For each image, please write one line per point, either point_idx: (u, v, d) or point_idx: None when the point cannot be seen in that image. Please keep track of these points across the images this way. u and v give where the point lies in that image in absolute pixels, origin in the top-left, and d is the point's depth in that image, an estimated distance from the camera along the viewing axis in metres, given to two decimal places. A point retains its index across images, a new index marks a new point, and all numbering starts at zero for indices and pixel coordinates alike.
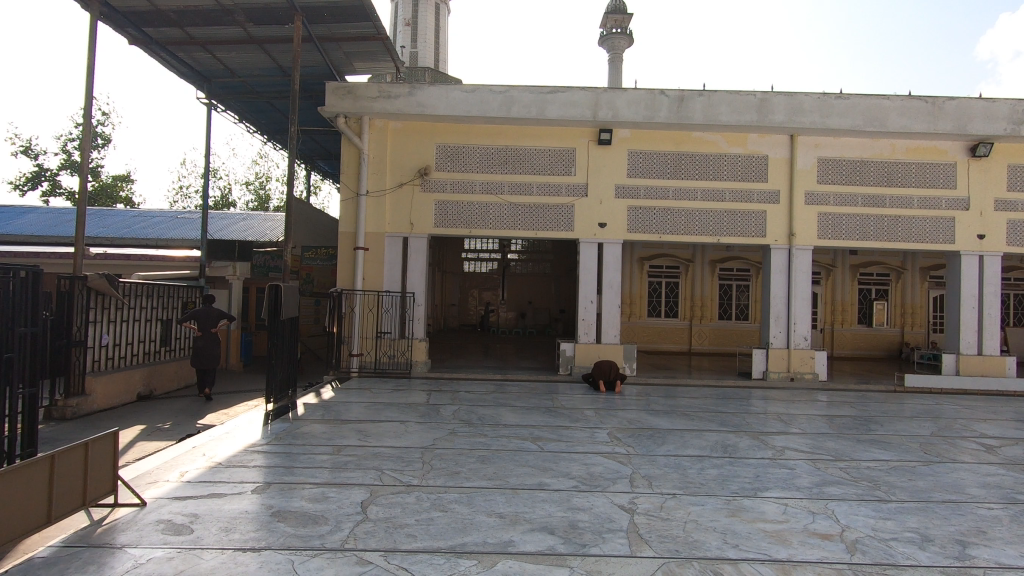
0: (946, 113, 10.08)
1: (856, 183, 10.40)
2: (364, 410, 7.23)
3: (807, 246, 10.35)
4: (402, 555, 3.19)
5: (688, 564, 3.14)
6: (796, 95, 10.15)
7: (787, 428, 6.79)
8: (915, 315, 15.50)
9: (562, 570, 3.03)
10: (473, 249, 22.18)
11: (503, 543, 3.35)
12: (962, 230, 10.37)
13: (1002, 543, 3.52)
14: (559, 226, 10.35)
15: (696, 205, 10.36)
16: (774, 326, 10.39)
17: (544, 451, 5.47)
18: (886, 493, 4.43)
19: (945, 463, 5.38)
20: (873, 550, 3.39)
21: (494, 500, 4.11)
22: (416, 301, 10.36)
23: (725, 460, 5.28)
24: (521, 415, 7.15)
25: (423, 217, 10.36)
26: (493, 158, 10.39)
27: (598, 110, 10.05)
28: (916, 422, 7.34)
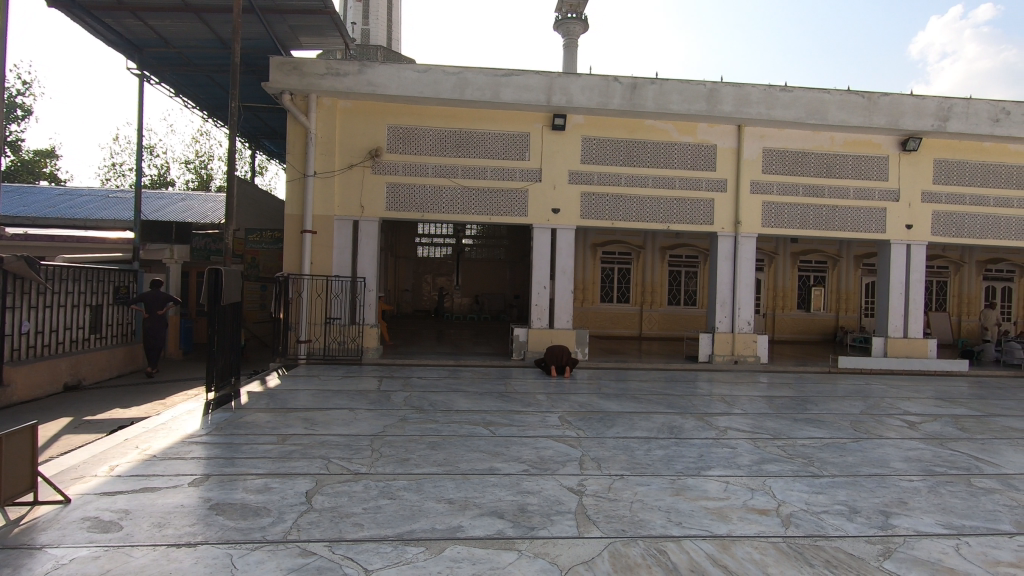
0: (881, 108, 10.62)
1: (798, 173, 10.81)
2: (311, 398, 7.04)
3: (752, 234, 10.71)
4: (347, 545, 3.12)
5: (633, 542, 3.22)
6: (744, 86, 10.40)
7: (730, 409, 7.06)
8: (849, 301, 16.38)
9: (510, 554, 3.04)
10: (427, 233, 21.89)
11: (452, 529, 3.33)
12: (893, 221, 10.97)
13: (920, 512, 3.77)
14: (513, 212, 10.32)
15: (648, 192, 10.53)
16: (719, 311, 10.75)
17: (495, 436, 5.47)
18: (818, 469, 4.68)
19: (872, 439, 5.72)
20: (806, 522, 3.56)
21: (444, 486, 4.09)
22: (367, 287, 10.12)
23: (671, 441, 5.44)
24: (474, 401, 7.13)
25: (374, 200, 10.09)
26: (446, 141, 10.20)
27: (552, 95, 10.02)
28: (848, 402, 7.77)
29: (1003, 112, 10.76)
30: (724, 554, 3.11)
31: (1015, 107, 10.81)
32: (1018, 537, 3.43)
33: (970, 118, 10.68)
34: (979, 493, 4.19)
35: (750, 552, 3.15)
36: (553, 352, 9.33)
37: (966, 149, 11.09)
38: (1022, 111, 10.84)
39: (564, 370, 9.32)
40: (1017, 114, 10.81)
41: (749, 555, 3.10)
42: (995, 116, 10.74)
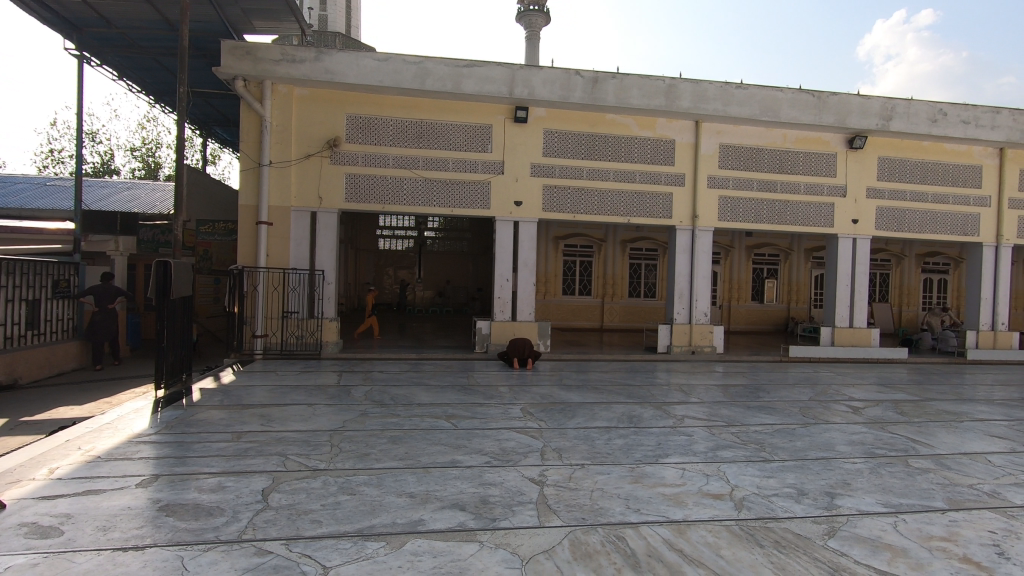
0: (829, 107, 11.05)
1: (753, 169, 11.13)
2: (268, 394, 6.86)
3: (708, 228, 10.99)
4: (305, 542, 3.06)
5: (593, 530, 3.27)
6: (701, 82, 10.65)
7: (687, 397, 7.26)
8: (800, 293, 17.04)
9: (471, 545, 3.05)
10: (388, 225, 21.57)
11: (413, 523, 3.31)
12: (840, 215, 11.45)
13: (863, 493, 3.97)
14: (475, 204, 10.27)
15: (609, 185, 10.65)
16: (677, 303, 11.01)
17: (457, 429, 5.46)
18: (769, 454, 4.87)
19: (819, 424, 5.98)
20: (757, 506, 3.70)
21: (405, 480, 4.06)
22: (325, 280, 9.90)
23: (631, 430, 5.55)
24: (436, 394, 7.09)
25: (332, 191, 9.86)
26: (407, 132, 10.04)
27: (514, 88, 10.04)
28: (797, 389, 8.11)
29: (940, 113, 11.37)
30: (680, 538, 3.20)
31: (952, 109, 11.43)
32: (950, 513, 3.66)
33: (911, 118, 11.25)
34: (916, 473, 4.45)
35: (704, 535, 3.25)
36: (514, 344, 9.40)
37: (908, 147, 11.65)
38: (958, 112, 11.47)
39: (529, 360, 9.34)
40: (953, 115, 11.44)
41: (703, 538, 3.20)
42: (933, 117, 11.34)
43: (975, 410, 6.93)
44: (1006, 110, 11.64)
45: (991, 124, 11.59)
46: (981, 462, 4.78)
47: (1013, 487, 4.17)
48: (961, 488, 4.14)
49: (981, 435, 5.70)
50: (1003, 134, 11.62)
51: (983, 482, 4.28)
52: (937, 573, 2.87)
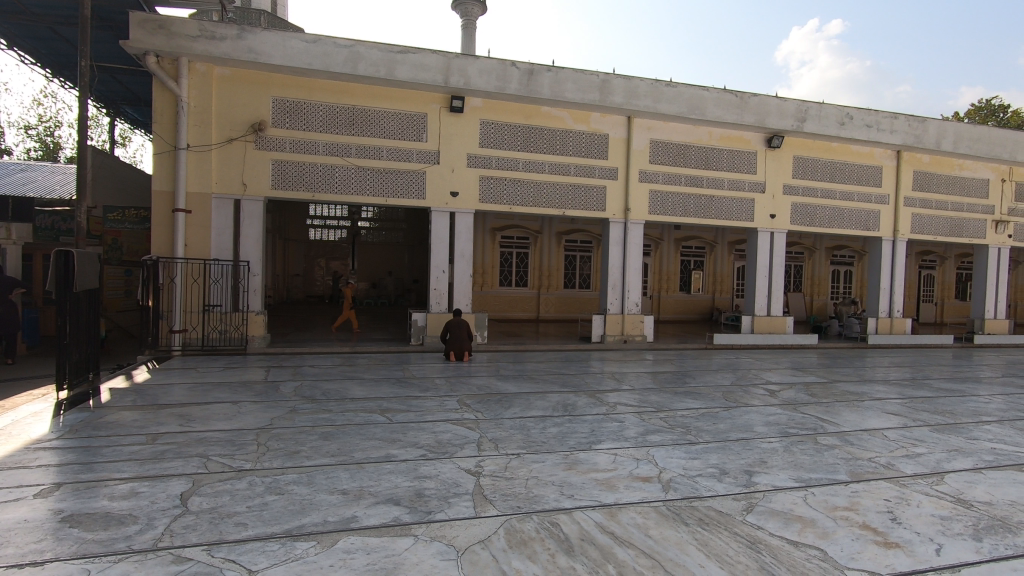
0: (751, 107, 11.67)
1: (681, 164, 11.58)
2: (188, 392, 6.47)
3: (639, 221, 11.35)
4: (229, 546, 2.92)
5: (528, 518, 3.33)
6: (633, 79, 10.93)
7: (619, 385, 7.50)
8: (723, 284, 17.97)
9: (406, 540, 3.01)
10: (319, 215, 20.81)
11: (345, 520, 3.23)
12: (760, 210, 12.14)
13: (777, 470, 4.26)
14: (410, 194, 10.07)
15: (545, 177, 10.76)
16: (610, 294, 11.33)
17: (392, 423, 5.38)
18: (694, 436, 5.12)
19: (740, 407, 6.35)
20: (683, 486, 3.89)
21: (337, 477, 3.95)
22: (251, 271, 9.41)
23: (565, 418, 5.67)
24: (370, 388, 6.94)
25: (258, 178, 9.37)
26: (338, 118, 9.67)
27: (449, 76, 9.92)
28: (720, 374, 8.57)
29: (847, 117, 12.29)
30: (611, 521, 3.31)
31: (857, 113, 12.37)
32: (852, 485, 3.99)
33: (821, 121, 12.10)
34: (824, 449, 4.82)
35: (634, 517, 3.37)
36: (457, 336, 9.10)
37: (819, 148, 12.51)
38: (863, 117, 12.43)
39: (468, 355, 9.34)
40: (858, 119, 12.39)
41: (633, 520, 3.32)
42: (841, 120, 12.24)
43: (874, 390, 7.59)
44: (903, 115, 12.71)
45: (890, 129, 12.64)
46: (879, 437, 5.25)
47: (905, 459, 4.60)
48: (862, 462, 4.52)
49: (879, 413, 6.26)
50: (900, 138, 12.71)
51: (880, 455, 4.69)
52: (841, 540, 3.13)
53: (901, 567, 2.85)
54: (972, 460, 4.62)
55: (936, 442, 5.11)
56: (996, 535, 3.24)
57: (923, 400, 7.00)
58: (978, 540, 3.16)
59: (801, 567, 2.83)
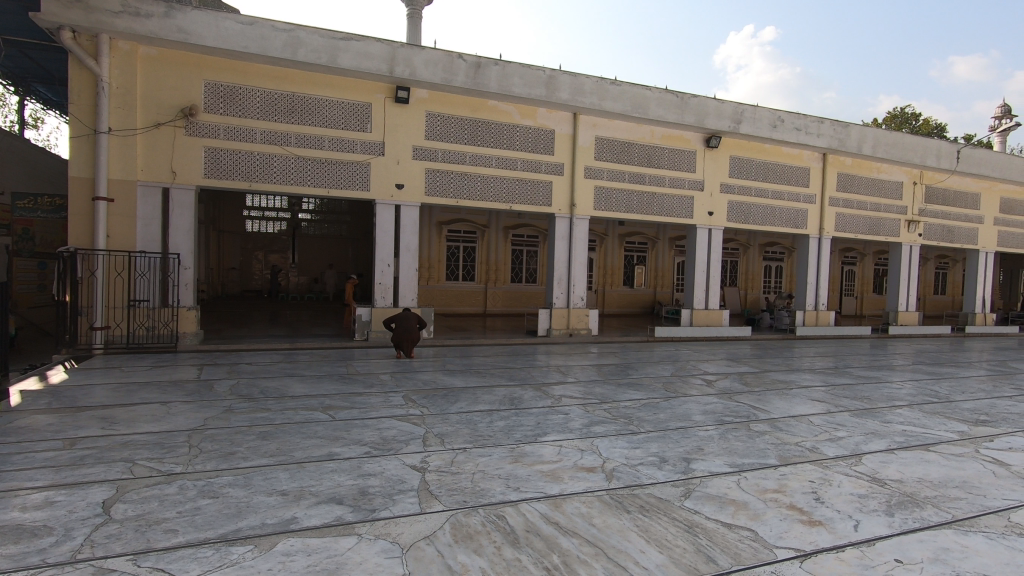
0: (690, 108, 12.07)
1: (625, 161, 11.85)
2: (111, 393, 6.07)
3: (585, 216, 11.54)
4: (157, 555, 2.76)
5: (474, 511, 3.33)
6: (579, 76, 11.06)
7: (565, 378, 7.63)
8: (664, 278, 18.58)
9: (349, 539, 2.95)
10: (256, 206, 19.93)
11: (284, 522, 3.13)
12: (699, 208, 12.61)
13: (713, 456, 4.46)
14: (353, 185, 9.81)
15: (492, 172, 10.75)
16: (556, 288, 11.47)
17: (334, 420, 5.24)
18: (636, 426, 5.28)
19: (679, 397, 6.60)
20: (625, 475, 4.00)
21: (276, 477, 3.81)
22: (181, 264, 8.91)
23: (511, 412, 5.71)
24: (312, 385, 6.74)
25: (188, 166, 8.87)
26: (276, 105, 9.28)
27: (394, 66, 9.70)
28: (661, 366, 8.87)
29: (779, 120, 12.94)
30: (557, 512, 3.36)
31: (788, 116, 13.04)
32: (781, 468, 4.23)
33: (755, 123, 12.70)
34: (755, 436, 5.08)
35: (578, 507, 3.44)
36: (403, 325, 8.82)
37: (753, 149, 13.12)
38: (793, 120, 13.11)
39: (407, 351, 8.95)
40: (789, 122, 13.06)
41: (577, 509, 3.39)
42: (773, 123, 12.87)
43: (801, 379, 8.06)
44: (829, 120, 13.49)
45: (817, 132, 13.40)
46: (805, 422, 5.58)
47: (827, 442, 4.92)
48: (790, 446, 4.79)
49: (805, 400, 6.66)
50: (826, 141, 13.51)
51: (806, 439, 4.99)
52: (770, 520, 3.31)
53: (823, 543, 3.05)
54: (886, 442, 4.99)
55: (855, 426, 5.50)
56: (906, 510, 3.51)
57: (844, 387, 7.50)
58: (890, 515, 3.42)
59: (734, 548, 2.96)
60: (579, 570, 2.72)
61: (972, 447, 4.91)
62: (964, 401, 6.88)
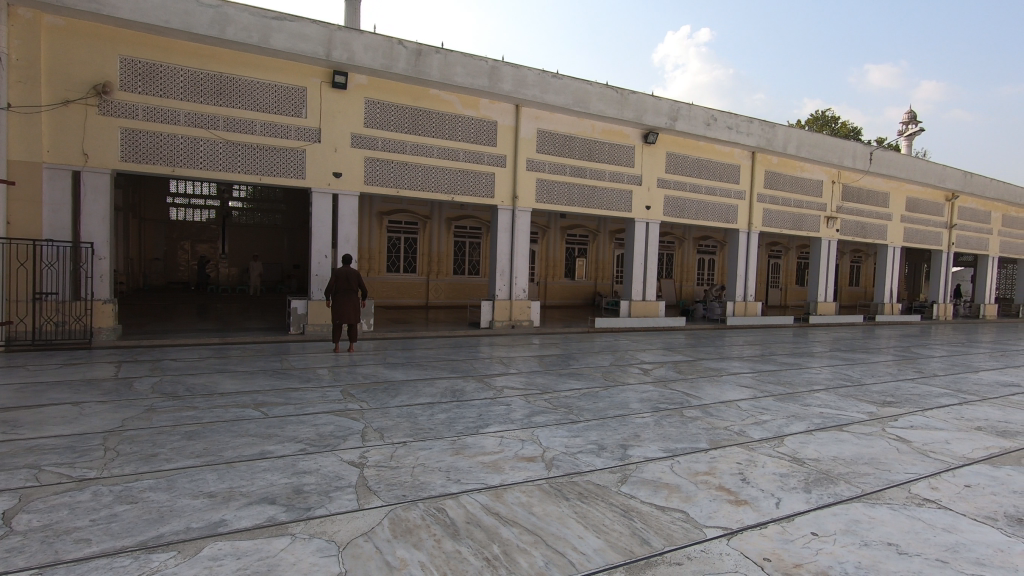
0: (630, 104, 12.34)
1: (566, 155, 11.98)
2: (14, 394, 5.56)
3: (526, 208, 11.59)
4: (66, 567, 2.56)
5: (414, 505, 3.29)
6: (521, 68, 11.06)
7: (507, 369, 7.67)
8: (604, 270, 19.00)
9: (283, 539, 2.85)
10: (182, 192, 18.81)
11: (212, 525, 2.98)
12: (637, 202, 12.95)
13: (649, 442, 4.61)
14: (288, 173, 9.41)
15: (434, 162, 10.60)
16: (498, 280, 11.50)
17: (268, 417, 5.04)
18: (576, 415, 5.38)
19: (617, 386, 6.78)
20: (564, 463, 4.08)
21: (203, 479, 3.62)
22: (96, 254, 8.27)
23: (453, 404, 5.68)
24: (243, 381, 6.45)
25: (103, 147, 8.22)
26: (202, 86, 8.74)
27: (331, 50, 9.35)
28: (601, 356, 9.08)
29: (712, 118, 13.46)
30: (497, 502, 3.37)
31: (721, 115, 13.59)
32: (711, 451, 4.43)
33: (690, 121, 13.17)
34: (688, 421, 5.30)
35: (519, 496, 3.47)
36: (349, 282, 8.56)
37: (688, 146, 13.61)
38: (725, 119, 13.68)
39: (343, 321, 8.53)
40: (721, 121, 13.61)
41: (518, 499, 3.42)
42: (707, 121, 13.38)
43: (730, 366, 8.48)
44: (757, 120, 14.17)
45: (747, 132, 14.05)
46: (733, 407, 5.88)
47: (754, 426, 5.20)
48: (719, 430, 5.03)
49: (734, 386, 7.01)
50: (755, 140, 14.20)
51: (734, 423, 5.26)
52: (701, 501, 3.47)
53: (748, 521, 3.22)
54: (805, 423, 5.34)
55: (778, 409, 5.85)
56: (822, 486, 3.77)
57: (769, 373, 7.95)
58: (808, 492, 3.66)
59: (667, 529, 3.08)
60: (519, 559, 2.74)
61: (880, 426, 5.32)
62: (873, 384, 7.46)
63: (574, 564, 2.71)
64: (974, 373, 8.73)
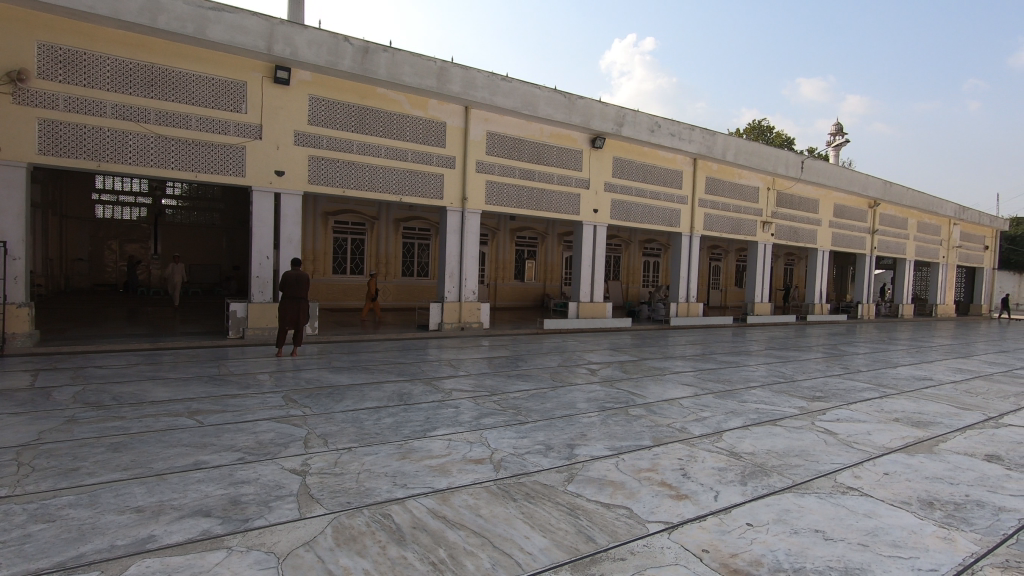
0: (577, 108, 12.55)
1: (515, 157, 12.05)
2: None
3: (476, 210, 11.58)
4: None
5: (358, 512, 3.23)
6: (470, 69, 11.06)
7: (455, 371, 7.63)
8: (553, 272, 19.23)
9: (217, 553, 2.72)
10: (109, 189, 17.71)
11: (139, 542, 2.81)
12: (585, 205, 13.18)
13: (595, 441, 4.70)
14: (226, 170, 9.01)
15: (382, 162, 10.43)
16: (448, 282, 11.43)
17: (203, 426, 4.81)
18: (524, 416, 5.42)
19: (565, 386, 6.87)
20: (512, 464, 4.09)
21: (131, 493, 3.42)
22: (10, 254, 7.66)
23: (400, 408, 5.61)
24: (177, 389, 6.12)
25: (18, 139, 7.61)
26: (131, 76, 8.25)
27: (273, 44, 9.05)
28: (549, 357, 9.18)
29: (656, 125, 13.89)
30: (444, 505, 3.35)
31: (664, 123, 14.05)
32: (654, 448, 4.57)
33: (635, 127, 13.54)
34: (633, 419, 5.44)
35: (466, 499, 3.46)
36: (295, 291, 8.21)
37: (633, 151, 13.98)
38: (668, 127, 14.15)
39: (286, 325, 8.25)
40: (664, 128, 14.07)
41: (465, 501, 3.41)
42: (651, 127, 13.80)
43: (673, 365, 8.77)
44: (698, 128, 14.74)
45: (688, 139, 14.58)
46: (676, 405, 6.09)
47: (694, 423, 5.39)
48: (663, 428, 5.19)
49: (677, 384, 7.26)
50: (696, 147, 14.77)
51: (676, 421, 5.44)
52: (643, 497, 3.57)
53: (689, 514, 3.34)
54: (742, 419, 5.58)
55: (717, 406, 6.10)
56: (757, 478, 3.95)
57: (709, 371, 8.28)
58: (744, 484, 3.83)
59: (611, 526, 3.15)
60: (465, 562, 2.73)
61: (810, 420, 5.64)
62: (804, 380, 7.88)
63: (520, 565, 2.72)
64: (893, 368, 9.39)
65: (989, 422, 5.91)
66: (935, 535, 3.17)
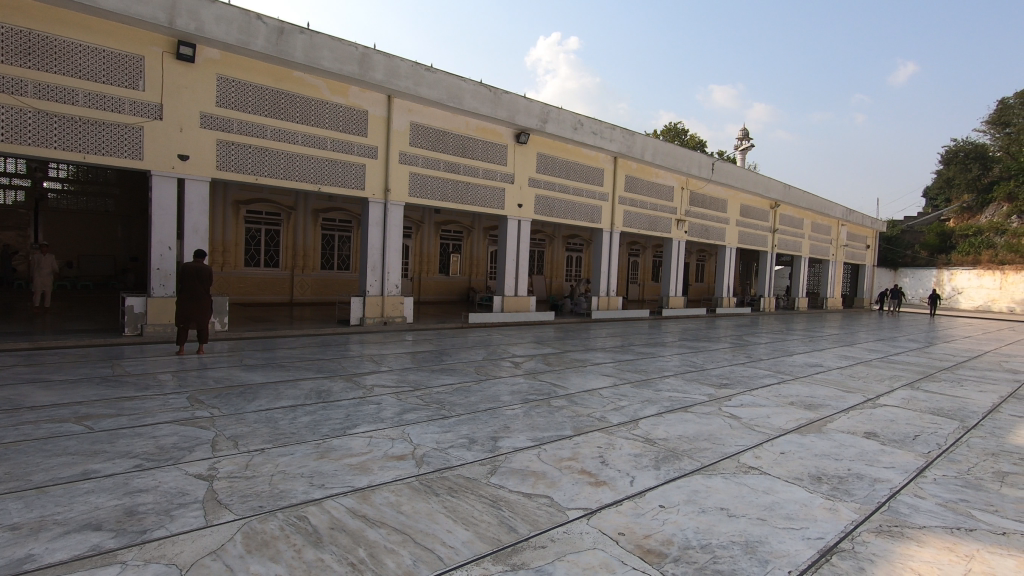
0: (502, 103, 12.62)
1: (439, 149, 11.91)
2: None
3: (399, 202, 11.33)
4: None
5: (271, 516, 3.08)
6: (393, 58, 10.80)
7: (377, 367, 7.46)
8: (478, 266, 19.24)
9: (109, 569, 2.50)
10: None
11: (14, 563, 2.52)
12: (510, 200, 13.27)
13: (518, 433, 4.76)
14: (120, 153, 8.23)
15: (299, 149, 9.94)
16: (370, 275, 11.11)
17: (93, 432, 4.38)
18: (447, 411, 5.39)
19: (489, 380, 6.91)
20: (435, 459, 4.06)
21: (3, 509, 3.05)
22: None
23: (318, 405, 5.40)
24: (62, 392, 5.53)
25: None
26: (4, 41, 7.33)
27: (175, 17, 8.34)
28: (474, 351, 9.20)
29: (578, 123, 14.28)
30: (363, 504, 3.27)
31: (587, 121, 14.47)
32: (575, 438, 4.69)
33: (559, 124, 13.83)
34: (555, 411, 5.56)
35: (387, 496, 3.39)
36: (194, 287, 7.62)
37: (558, 148, 14.26)
38: (590, 125, 14.60)
39: (190, 324, 7.69)
40: (586, 127, 14.50)
41: (386, 499, 3.34)
42: (574, 125, 14.16)
43: (593, 356, 9.06)
44: (619, 128, 15.32)
45: (609, 138, 15.12)
46: (595, 395, 6.29)
47: (613, 412, 5.60)
48: (583, 417, 5.35)
49: (597, 375, 7.50)
50: (616, 146, 15.33)
51: (596, 410, 5.61)
52: (564, 486, 3.66)
53: (606, 500, 3.46)
54: (656, 407, 5.87)
55: (634, 395, 6.37)
56: (669, 462, 4.17)
57: (627, 362, 8.62)
58: (658, 469, 4.03)
59: (532, 515, 3.21)
60: (386, 560, 2.68)
61: (717, 406, 6.02)
62: (712, 369, 8.40)
63: (441, 559, 2.71)
64: (789, 356, 10.23)
65: (868, 403, 6.58)
66: (823, 507, 3.49)
